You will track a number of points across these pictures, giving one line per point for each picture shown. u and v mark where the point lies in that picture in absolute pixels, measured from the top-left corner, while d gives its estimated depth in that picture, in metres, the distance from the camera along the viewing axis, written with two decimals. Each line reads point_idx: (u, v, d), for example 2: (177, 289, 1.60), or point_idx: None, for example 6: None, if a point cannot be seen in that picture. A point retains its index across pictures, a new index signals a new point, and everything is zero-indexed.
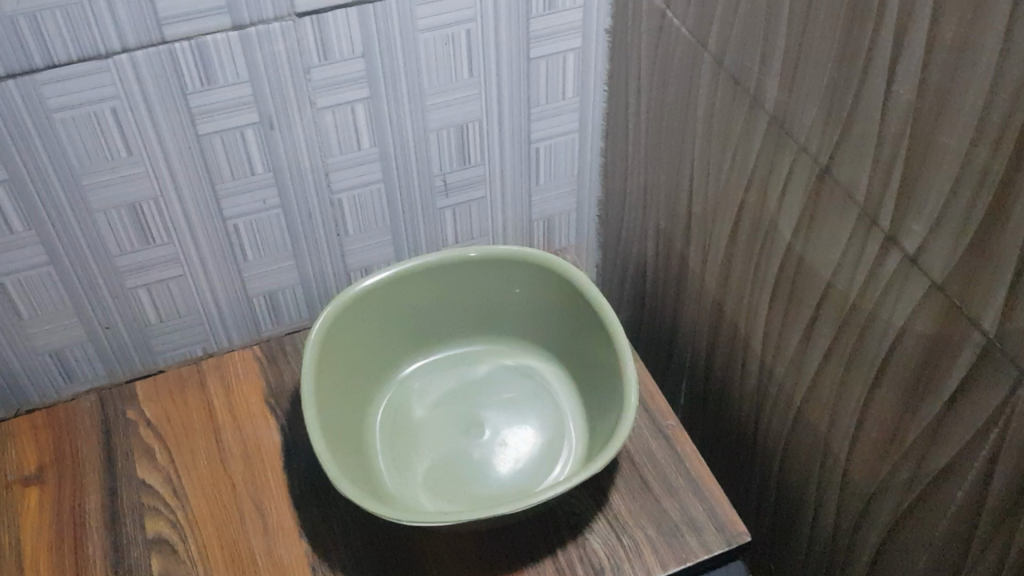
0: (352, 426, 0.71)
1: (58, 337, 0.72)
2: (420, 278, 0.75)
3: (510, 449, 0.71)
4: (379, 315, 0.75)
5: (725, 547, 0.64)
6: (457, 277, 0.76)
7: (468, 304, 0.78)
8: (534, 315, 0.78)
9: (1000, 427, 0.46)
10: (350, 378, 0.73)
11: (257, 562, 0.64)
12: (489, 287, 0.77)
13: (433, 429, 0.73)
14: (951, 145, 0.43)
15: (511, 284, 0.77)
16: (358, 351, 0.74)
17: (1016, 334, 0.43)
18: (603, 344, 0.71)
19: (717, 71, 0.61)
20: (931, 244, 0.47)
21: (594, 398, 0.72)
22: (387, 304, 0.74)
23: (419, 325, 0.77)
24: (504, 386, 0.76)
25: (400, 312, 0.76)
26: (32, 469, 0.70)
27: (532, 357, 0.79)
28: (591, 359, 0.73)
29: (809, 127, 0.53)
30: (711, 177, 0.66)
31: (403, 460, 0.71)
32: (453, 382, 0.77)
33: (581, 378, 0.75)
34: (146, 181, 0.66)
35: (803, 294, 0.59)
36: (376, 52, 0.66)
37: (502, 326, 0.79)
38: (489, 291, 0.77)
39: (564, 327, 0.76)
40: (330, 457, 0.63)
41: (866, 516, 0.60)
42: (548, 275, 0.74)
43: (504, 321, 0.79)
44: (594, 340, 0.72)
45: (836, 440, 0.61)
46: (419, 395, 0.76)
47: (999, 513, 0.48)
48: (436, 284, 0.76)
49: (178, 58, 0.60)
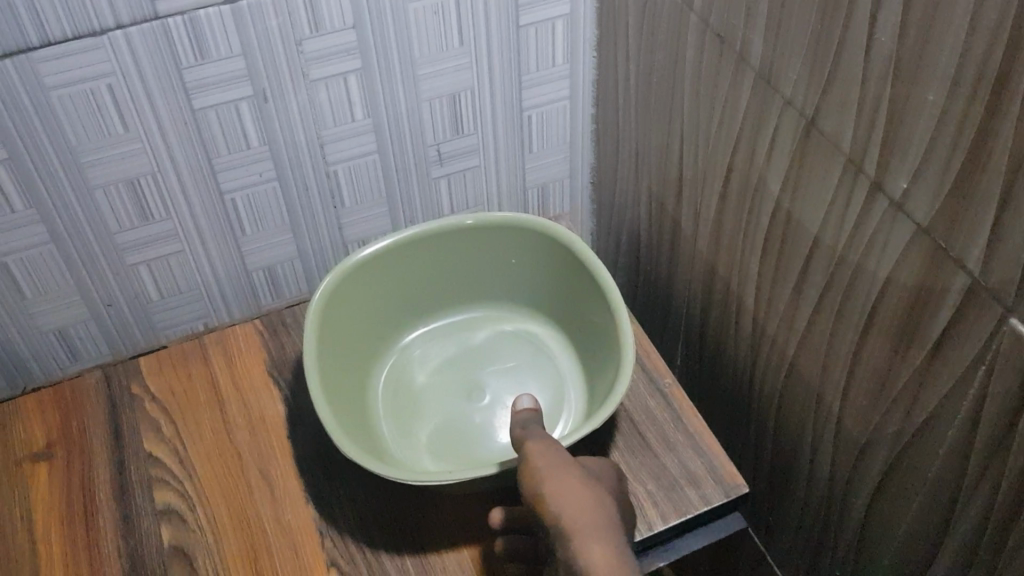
0: (355, 393, 0.73)
1: (62, 315, 0.73)
2: (419, 247, 0.76)
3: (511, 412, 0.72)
4: (379, 284, 0.76)
5: (724, 499, 0.66)
6: (455, 245, 0.77)
7: (466, 271, 0.79)
8: (532, 282, 0.79)
9: (989, 364, 0.47)
10: (352, 347, 0.74)
11: (266, 527, 0.66)
12: (487, 254, 0.78)
13: (435, 395, 0.74)
14: (932, 90, 0.44)
15: (508, 251, 0.78)
16: (359, 320, 0.75)
17: (1000, 271, 0.44)
18: (599, 306, 0.72)
19: (703, 30, 0.62)
20: (916, 188, 0.48)
21: (592, 360, 0.73)
22: (386, 273, 0.76)
23: (419, 293, 0.78)
24: (504, 351, 0.77)
25: (399, 281, 0.77)
26: (41, 445, 0.71)
27: (531, 323, 0.80)
28: (589, 322, 0.74)
29: (794, 80, 0.54)
30: (700, 137, 0.67)
31: (406, 425, 0.72)
32: (453, 349, 0.78)
33: (580, 341, 0.76)
34: (144, 157, 0.67)
35: (793, 247, 0.61)
36: (367, 23, 0.67)
37: (501, 293, 0.80)
38: (488, 258, 0.78)
39: (562, 292, 0.77)
40: (335, 421, 0.64)
41: (861, 463, 0.61)
42: (545, 241, 0.75)
43: (503, 288, 0.80)
44: (591, 303, 0.73)
45: (829, 390, 0.62)
46: (421, 362, 0.77)
47: (990, 449, 0.49)
48: (436, 252, 0.77)
49: (171, 34, 0.61)
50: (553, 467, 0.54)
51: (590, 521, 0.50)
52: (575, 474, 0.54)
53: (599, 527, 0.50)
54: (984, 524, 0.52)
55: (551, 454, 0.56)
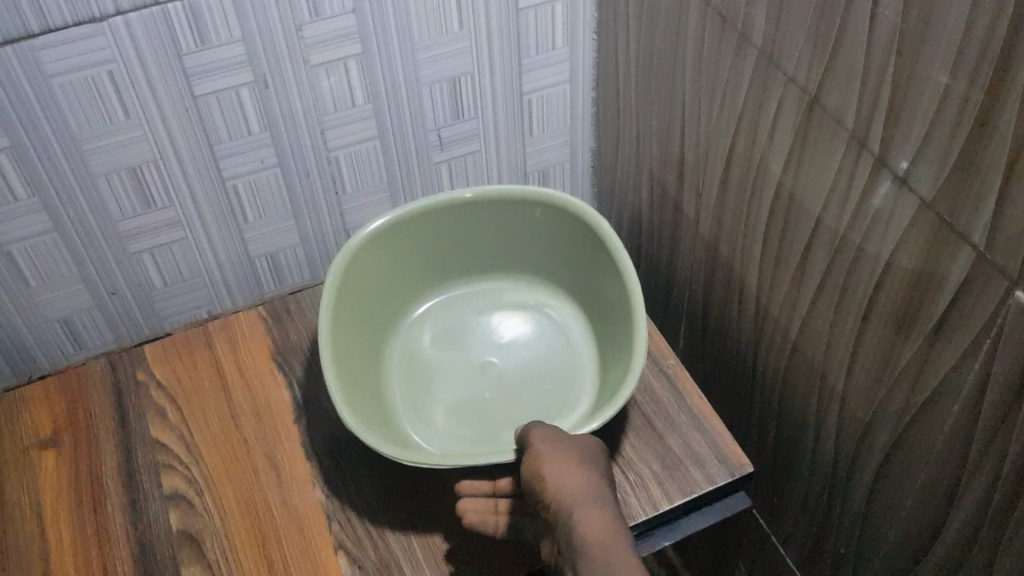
0: (372, 373, 0.73)
1: (66, 303, 0.73)
2: (427, 219, 0.76)
3: (526, 391, 0.72)
4: (389, 260, 0.76)
5: (729, 478, 0.66)
6: (464, 217, 0.77)
7: (476, 241, 0.79)
8: (544, 253, 0.78)
9: (994, 338, 0.47)
10: (365, 325, 0.74)
11: (273, 512, 0.66)
12: (496, 225, 0.78)
13: (449, 370, 0.74)
14: (937, 63, 0.44)
15: (517, 225, 0.77)
16: (370, 297, 0.75)
17: (1005, 244, 0.44)
18: (610, 277, 0.72)
19: (705, 10, 0.62)
20: (920, 163, 0.48)
21: (605, 337, 0.73)
22: (395, 248, 0.75)
23: (429, 265, 0.78)
24: (518, 328, 0.77)
25: (409, 254, 0.77)
26: (47, 433, 0.71)
27: (543, 293, 0.80)
28: (603, 297, 0.73)
29: (797, 58, 0.54)
30: (701, 117, 0.67)
31: (422, 401, 0.72)
32: (466, 324, 0.78)
33: (593, 316, 0.76)
34: (146, 144, 0.67)
35: (796, 227, 0.61)
36: (366, 8, 0.67)
37: (512, 262, 0.80)
38: (497, 230, 0.78)
39: (574, 261, 0.76)
40: (349, 407, 0.64)
41: (865, 441, 0.61)
42: (554, 214, 0.75)
43: (513, 260, 0.80)
44: (603, 274, 0.73)
45: (833, 368, 0.62)
46: (434, 337, 0.78)
47: (995, 423, 0.49)
48: (444, 226, 0.77)
49: (172, 19, 0.61)
50: (547, 444, 0.57)
51: (570, 497, 0.54)
52: (567, 451, 0.57)
53: (577, 503, 0.53)
54: (989, 498, 0.52)
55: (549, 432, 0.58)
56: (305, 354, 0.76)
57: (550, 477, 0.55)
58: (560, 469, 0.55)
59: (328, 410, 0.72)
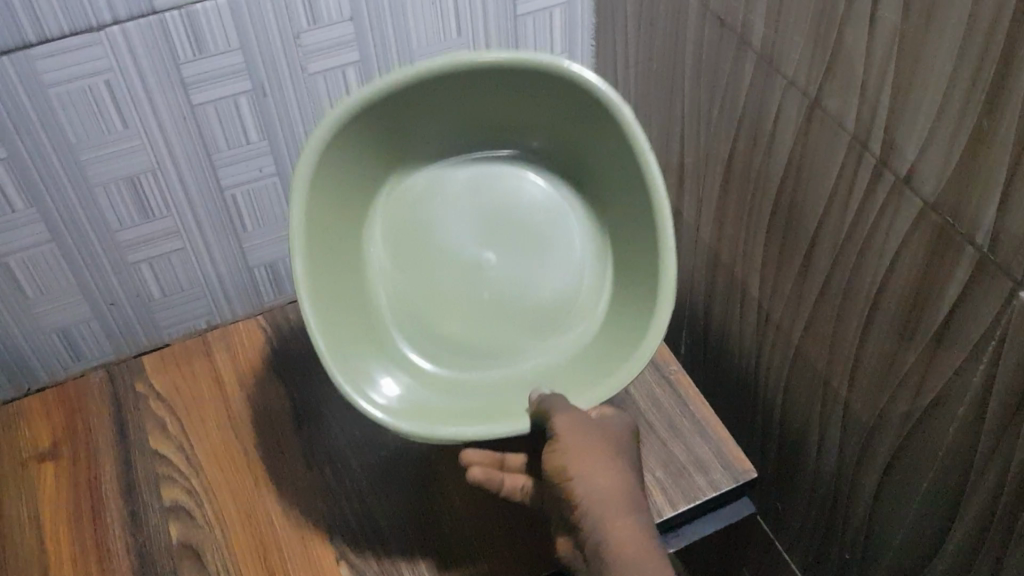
0: (353, 304, 0.64)
1: (64, 315, 0.72)
2: (379, 105, 0.63)
3: (524, 298, 0.66)
4: (346, 172, 0.65)
5: (733, 484, 0.66)
6: (417, 93, 0.64)
7: (416, 130, 0.67)
8: (514, 115, 0.68)
9: (999, 339, 0.47)
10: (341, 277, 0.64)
11: (274, 523, 0.65)
12: (452, 91, 0.65)
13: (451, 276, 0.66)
14: (939, 62, 0.44)
15: (481, 80, 0.65)
16: (334, 244, 0.64)
17: (1009, 244, 0.44)
18: (637, 191, 0.63)
19: (704, 15, 0.62)
20: (922, 164, 0.48)
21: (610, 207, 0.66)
22: (349, 166, 0.65)
23: (370, 154, 0.66)
24: (501, 205, 0.68)
25: (357, 171, 0.66)
26: (46, 446, 0.71)
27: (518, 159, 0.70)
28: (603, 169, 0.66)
29: (797, 60, 0.54)
30: (700, 122, 0.67)
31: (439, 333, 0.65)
32: (436, 216, 0.68)
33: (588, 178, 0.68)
34: (144, 154, 0.66)
35: (797, 230, 0.60)
36: (364, 15, 0.67)
37: (464, 124, 0.69)
38: (453, 93, 0.65)
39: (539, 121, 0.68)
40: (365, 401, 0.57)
41: (869, 445, 0.61)
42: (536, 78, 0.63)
43: (469, 114, 0.68)
44: (620, 174, 0.65)
45: (835, 372, 0.62)
46: (401, 237, 0.67)
47: (1001, 426, 0.49)
48: (403, 106, 0.65)
49: (169, 29, 0.61)
50: (571, 439, 0.52)
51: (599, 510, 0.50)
52: (592, 448, 0.52)
53: (608, 517, 0.50)
54: (996, 501, 0.51)
55: (572, 421, 0.53)
56: (305, 362, 0.75)
57: (578, 482, 0.50)
58: (588, 474, 0.51)
59: (329, 419, 0.71)
